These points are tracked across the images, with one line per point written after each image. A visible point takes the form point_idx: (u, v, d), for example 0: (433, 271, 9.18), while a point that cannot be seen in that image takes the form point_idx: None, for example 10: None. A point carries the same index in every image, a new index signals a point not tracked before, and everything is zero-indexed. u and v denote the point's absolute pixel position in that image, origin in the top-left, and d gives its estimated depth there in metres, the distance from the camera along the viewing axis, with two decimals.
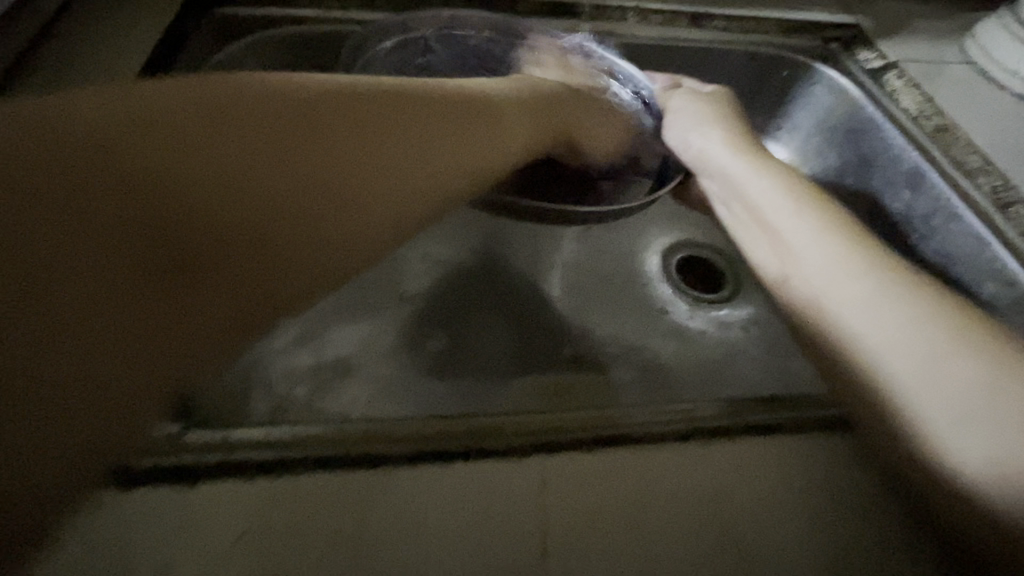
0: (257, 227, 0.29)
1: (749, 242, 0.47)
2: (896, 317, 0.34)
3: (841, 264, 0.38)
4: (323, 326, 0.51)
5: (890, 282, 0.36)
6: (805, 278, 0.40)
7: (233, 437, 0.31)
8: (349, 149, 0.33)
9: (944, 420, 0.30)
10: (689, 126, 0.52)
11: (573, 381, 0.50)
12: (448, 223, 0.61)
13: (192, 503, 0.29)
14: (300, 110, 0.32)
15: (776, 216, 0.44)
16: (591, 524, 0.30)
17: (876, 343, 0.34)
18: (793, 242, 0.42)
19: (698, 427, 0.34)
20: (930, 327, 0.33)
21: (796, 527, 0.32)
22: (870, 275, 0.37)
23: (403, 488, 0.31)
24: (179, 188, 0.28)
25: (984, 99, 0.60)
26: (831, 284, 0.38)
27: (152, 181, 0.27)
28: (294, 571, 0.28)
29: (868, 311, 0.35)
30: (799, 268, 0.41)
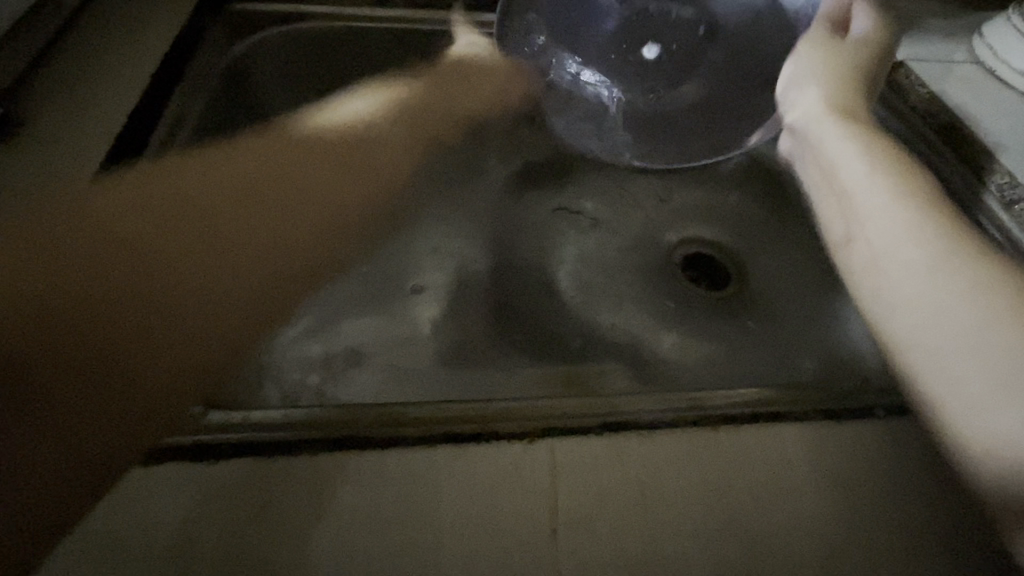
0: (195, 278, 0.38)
1: (818, 204, 0.40)
2: (962, 309, 0.28)
3: (914, 233, 0.32)
4: (334, 318, 0.52)
5: (956, 256, 0.30)
6: (867, 242, 0.34)
7: (252, 418, 0.32)
8: (291, 185, 0.46)
9: (973, 428, 0.27)
10: (798, 77, 0.44)
11: (579, 373, 0.51)
12: (456, 217, 0.62)
13: (210, 482, 0.30)
14: (254, 173, 0.45)
15: (846, 169, 0.37)
16: (597, 508, 0.31)
17: (918, 318, 0.30)
18: (864, 200, 0.35)
19: (703, 415, 0.35)
20: (992, 329, 0.28)
21: (800, 513, 0.32)
22: (936, 243, 0.31)
23: (415, 470, 0.31)
24: (207, 233, 0.40)
25: (991, 99, 0.60)
26: (891, 248, 0.33)
27: (178, 240, 0.39)
28: (310, 546, 0.29)
29: (942, 292, 0.30)
30: (870, 225, 0.34)
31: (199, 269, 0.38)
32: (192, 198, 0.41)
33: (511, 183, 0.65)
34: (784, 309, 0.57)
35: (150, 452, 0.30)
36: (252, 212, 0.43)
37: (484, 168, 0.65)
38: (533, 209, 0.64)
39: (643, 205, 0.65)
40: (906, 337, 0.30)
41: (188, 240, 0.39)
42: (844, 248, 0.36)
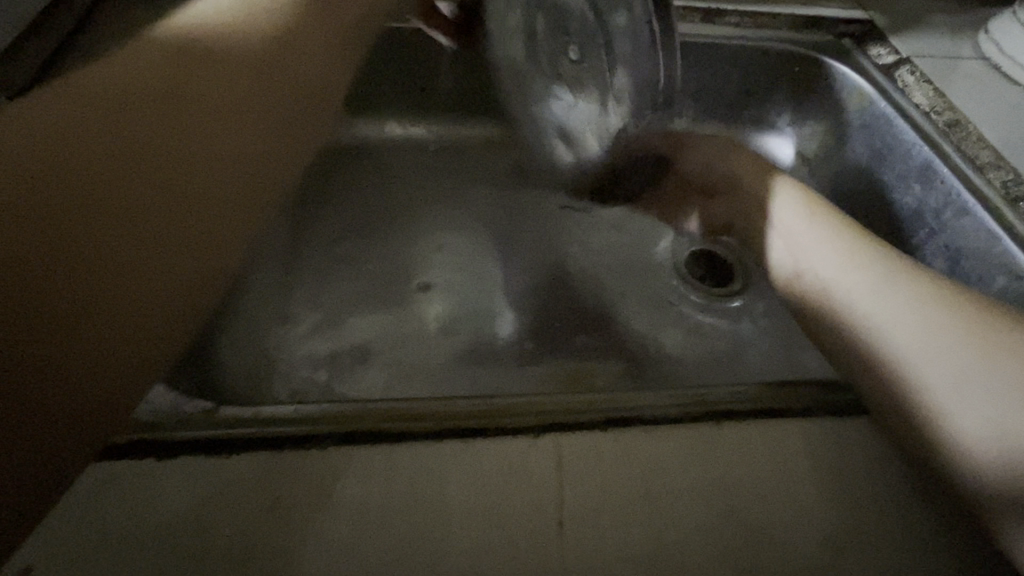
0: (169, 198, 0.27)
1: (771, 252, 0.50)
2: (921, 318, 0.37)
3: (858, 274, 0.42)
4: (342, 315, 0.53)
5: (892, 279, 0.40)
6: (818, 277, 0.44)
7: (263, 414, 0.33)
8: (198, 102, 0.29)
9: (973, 411, 0.34)
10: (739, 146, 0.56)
11: (583, 370, 0.51)
12: (461, 215, 0.62)
13: (224, 475, 0.31)
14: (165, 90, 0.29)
15: (791, 222, 0.48)
16: (603, 500, 0.32)
17: (881, 326, 0.38)
18: (808, 246, 0.46)
19: (707, 411, 0.35)
20: (947, 322, 0.36)
21: (803, 506, 0.33)
22: (874, 264, 0.42)
23: (423, 464, 0.32)
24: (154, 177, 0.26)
25: (996, 95, 0.60)
26: (837, 278, 0.43)
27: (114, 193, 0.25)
28: (320, 537, 0.30)
29: (910, 315, 0.37)
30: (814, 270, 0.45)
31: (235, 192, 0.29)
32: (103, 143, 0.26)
33: (516, 181, 0.65)
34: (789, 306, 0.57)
35: (164, 446, 0.31)
36: (172, 148, 0.28)
37: (490, 165, 0.66)
38: (538, 207, 0.64)
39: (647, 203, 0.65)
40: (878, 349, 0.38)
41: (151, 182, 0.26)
42: (825, 300, 0.43)
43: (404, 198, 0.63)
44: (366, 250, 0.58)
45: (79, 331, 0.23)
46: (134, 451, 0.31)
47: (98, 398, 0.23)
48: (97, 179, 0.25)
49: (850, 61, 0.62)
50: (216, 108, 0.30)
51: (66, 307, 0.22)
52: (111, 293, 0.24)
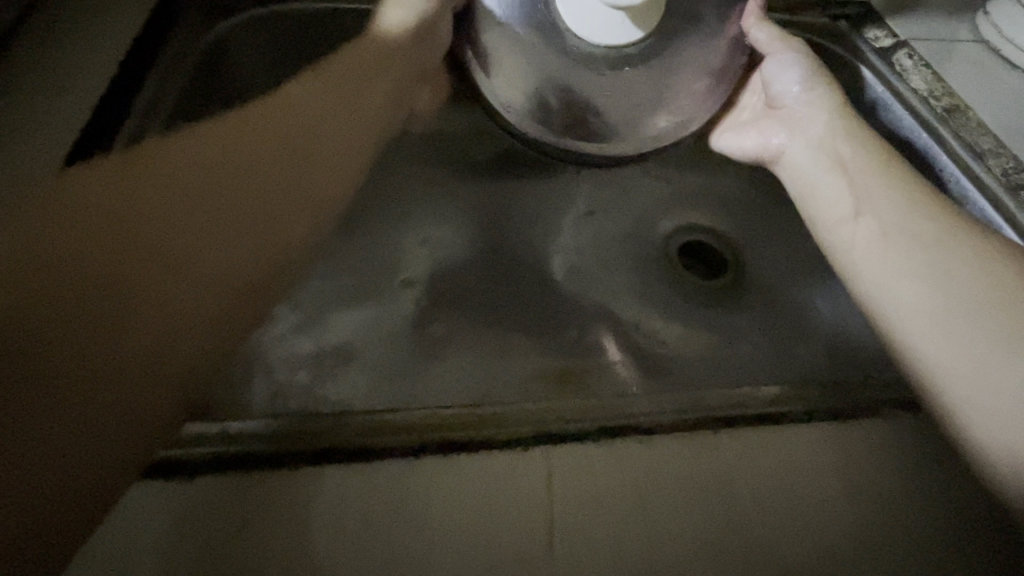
0: (186, 237, 0.30)
1: (818, 204, 0.43)
2: (972, 294, 0.34)
3: (918, 230, 0.37)
4: (322, 314, 0.51)
5: (949, 243, 0.36)
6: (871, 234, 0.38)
7: (230, 431, 0.31)
8: (166, 203, 0.30)
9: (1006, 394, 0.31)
10: (797, 80, 0.46)
11: (575, 368, 0.50)
12: (446, 207, 0.60)
13: (188, 498, 0.29)
14: (123, 196, 0.30)
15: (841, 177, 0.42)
16: (595, 514, 0.30)
17: (935, 311, 0.34)
18: (864, 202, 0.40)
19: (704, 417, 0.34)
20: (994, 303, 0.33)
21: (802, 514, 0.31)
22: (928, 236, 0.37)
23: (402, 482, 0.30)
24: (148, 282, 0.28)
25: (995, 79, 0.58)
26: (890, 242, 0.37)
27: (136, 297, 0.28)
28: (294, 560, 0.28)
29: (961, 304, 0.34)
30: (876, 209, 0.39)
31: (203, 286, 0.29)
32: (88, 254, 0.28)
33: (503, 171, 0.63)
34: (785, 297, 0.55)
35: None
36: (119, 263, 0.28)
37: (476, 156, 0.63)
38: (527, 197, 0.62)
39: (640, 192, 0.63)
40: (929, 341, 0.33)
41: (143, 287, 0.28)
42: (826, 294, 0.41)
43: (388, 189, 0.60)
44: (349, 246, 0.56)
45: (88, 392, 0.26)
46: None
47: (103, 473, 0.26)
48: (94, 301, 0.27)
49: (846, 43, 0.60)
50: (166, 205, 0.30)
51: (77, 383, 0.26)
52: (125, 388, 0.26)
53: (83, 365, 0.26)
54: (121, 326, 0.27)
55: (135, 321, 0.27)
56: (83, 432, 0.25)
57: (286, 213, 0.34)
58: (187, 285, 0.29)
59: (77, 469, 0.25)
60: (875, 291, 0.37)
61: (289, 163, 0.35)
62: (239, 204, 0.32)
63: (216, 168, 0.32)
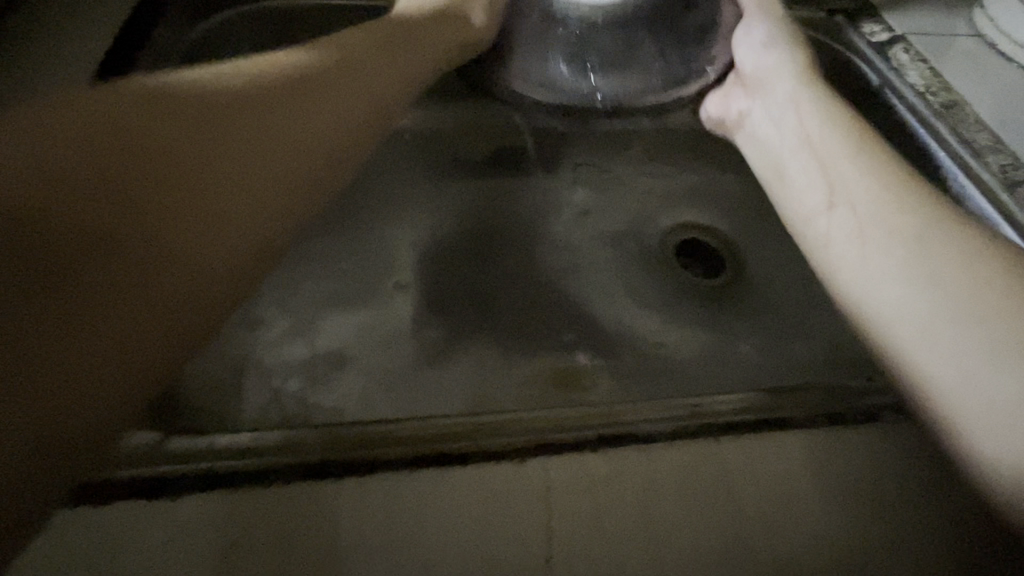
0: (208, 153, 0.25)
1: (793, 195, 0.42)
2: (949, 280, 0.31)
3: (895, 220, 0.35)
4: (314, 318, 0.50)
5: (933, 229, 0.33)
6: (846, 217, 0.37)
7: (217, 444, 0.30)
8: (190, 114, 0.26)
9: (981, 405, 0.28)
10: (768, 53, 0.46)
11: (571, 371, 0.49)
12: (439, 208, 0.59)
13: (174, 518, 0.28)
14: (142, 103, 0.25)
15: (812, 162, 0.41)
16: (594, 526, 0.29)
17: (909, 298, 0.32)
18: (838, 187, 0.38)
19: (703, 423, 0.33)
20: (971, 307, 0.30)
21: (804, 522, 0.31)
22: (910, 216, 0.35)
23: (396, 497, 0.29)
24: (160, 199, 0.23)
25: (992, 74, 0.58)
26: (865, 225, 0.36)
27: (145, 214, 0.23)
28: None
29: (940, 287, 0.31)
30: (848, 201, 0.37)
31: (222, 215, 0.25)
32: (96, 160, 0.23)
33: (497, 170, 0.62)
34: (783, 297, 0.55)
35: (106, 489, 0.28)
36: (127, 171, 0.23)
37: (470, 154, 0.62)
38: (521, 197, 0.61)
39: (637, 190, 0.62)
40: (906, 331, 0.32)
41: (154, 204, 0.23)
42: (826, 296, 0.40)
43: (380, 189, 0.59)
44: (342, 248, 0.55)
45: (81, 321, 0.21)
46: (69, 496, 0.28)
47: (98, 426, 0.21)
48: (97, 215, 0.22)
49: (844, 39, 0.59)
50: (192, 115, 0.26)
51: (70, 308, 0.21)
52: (126, 322, 0.22)
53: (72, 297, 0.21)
54: (120, 256, 0.22)
55: (138, 254, 0.22)
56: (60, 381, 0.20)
57: (319, 153, 0.29)
58: (205, 211, 0.24)
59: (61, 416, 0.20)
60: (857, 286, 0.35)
61: (329, 102, 0.31)
62: (270, 130, 0.28)
63: (254, 89, 0.28)
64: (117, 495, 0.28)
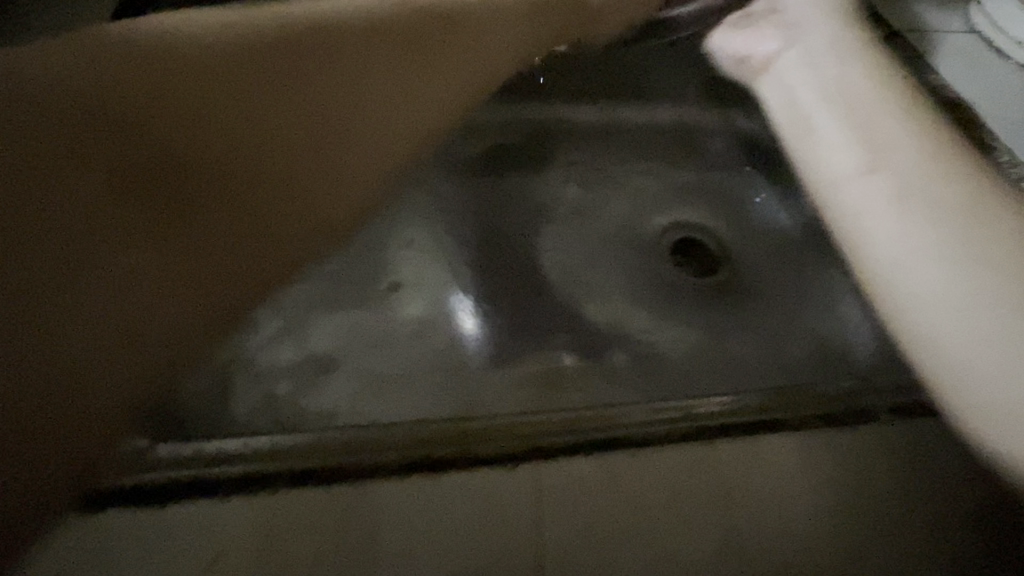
0: (217, 202, 0.35)
1: (817, 144, 0.38)
2: (990, 253, 0.30)
3: (935, 188, 0.32)
4: (306, 320, 0.49)
5: (976, 206, 0.31)
6: (892, 174, 0.34)
7: (206, 450, 0.30)
8: (215, 151, 0.35)
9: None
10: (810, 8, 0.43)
11: (567, 373, 0.48)
12: (433, 207, 0.58)
13: (158, 528, 0.27)
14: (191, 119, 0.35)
15: (853, 115, 0.37)
16: (586, 533, 0.29)
17: (947, 273, 0.30)
18: (880, 145, 0.35)
19: (698, 424, 0.33)
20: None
21: (799, 527, 0.30)
22: (954, 189, 0.32)
23: (386, 504, 0.29)
24: (175, 230, 0.34)
25: (989, 72, 0.57)
26: (909, 190, 0.33)
27: (165, 245, 0.33)
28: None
29: (979, 264, 0.29)
30: (890, 164, 0.34)
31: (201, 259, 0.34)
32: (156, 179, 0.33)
33: (491, 169, 0.61)
34: (778, 296, 0.55)
35: (88, 498, 0.27)
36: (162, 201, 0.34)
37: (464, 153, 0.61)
38: (516, 197, 0.60)
39: (631, 189, 0.62)
40: (939, 302, 0.30)
41: (170, 234, 0.34)
42: None
43: None
44: None
45: (102, 310, 0.31)
46: None
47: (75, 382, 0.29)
48: (142, 233, 0.33)
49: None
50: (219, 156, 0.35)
51: (110, 296, 0.31)
52: (121, 319, 0.31)
53: (122, 287, 0.32)
54: (145, 272, 0.33)
55: (153, 272, 0.33)
56: (81, 344, 0.30)
57: (285, 222, 0.39)
58: (200, 250, 0.34)
59: (97, 360, 0.30)
60: (896, 256, 0.32)
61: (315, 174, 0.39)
62: (261, 189, 0.37)
63: (269, 141, 0.37)
64: (98, 504, 0.27)
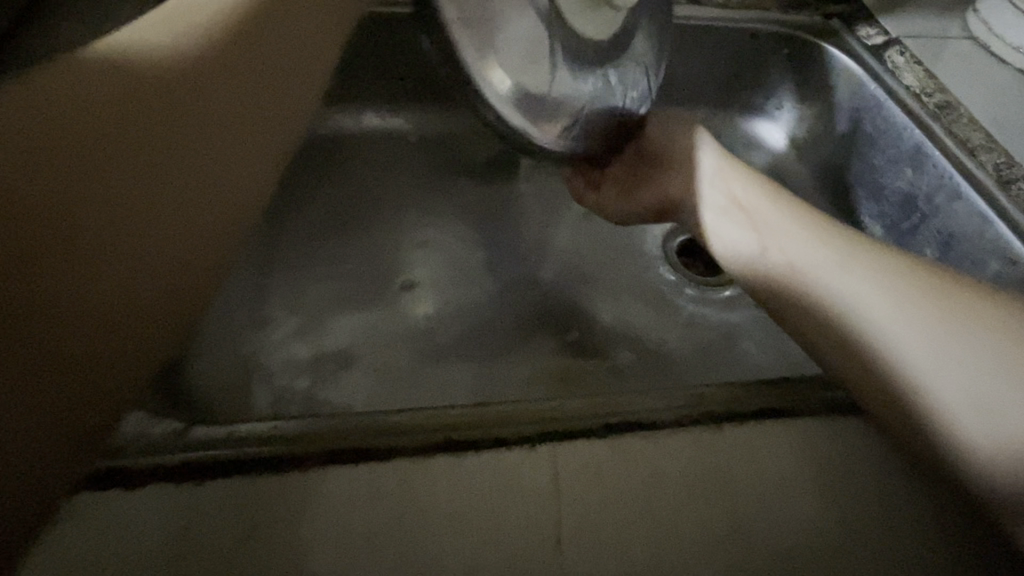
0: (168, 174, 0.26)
1: (732, 239, 0.47)
2: (904, 314, 0.36)
3: (829, 261, 0.40)
4: (322, 318, 0.51)
5: (863, 268, 0.38)
6: (785, 254, 0.42)
7: (237, 433, 0.31)
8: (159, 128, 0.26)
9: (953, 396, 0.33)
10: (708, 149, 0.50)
11: (574, 369, 0.50)
12: (445, 209, 0.60)
13: (195, 504, 0.29)
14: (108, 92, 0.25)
15: (759, 212, 0.45)
16: (600, 512, 0.30)
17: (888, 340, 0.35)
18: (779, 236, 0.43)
19: (704, 411, 0.34)
20: (928, 316, 0.35)
21: (803, 510, 0.32)
22: (845, 265, 0.39)
23: (410, 482, 0.30)
24: (128, 229, 0.24)
25: (986, 75, 0.59)
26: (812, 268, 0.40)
27: (116, 248, 0.24)
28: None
29: (901, 321, 0.36)
30: (787, 249, 0.42)
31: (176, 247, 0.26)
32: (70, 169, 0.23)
33: (500, 173, 0.63)
34: None
35: (129, 476, 0.29)
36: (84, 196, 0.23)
37: (474, 157, 0.63)
38: (525, 199, 0.62)
39: None
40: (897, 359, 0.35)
41: (125, 234, 0.24)
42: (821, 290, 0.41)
43: (383, 191, 0.60)
44: (349, 249, 0.56)
45: (77, 346, 0.23)
46: (93, 483, 0.29)
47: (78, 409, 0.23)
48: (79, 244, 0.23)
49: (830, 85, 0.62)
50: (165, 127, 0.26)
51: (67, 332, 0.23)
52: (105, 351, 0.24)
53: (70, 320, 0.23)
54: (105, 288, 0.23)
55: (119, 280, 0.24)
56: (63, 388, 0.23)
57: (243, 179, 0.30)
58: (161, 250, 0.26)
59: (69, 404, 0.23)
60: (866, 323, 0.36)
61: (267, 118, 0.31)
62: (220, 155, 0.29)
63: (222, 105, 0.29)
64: (138, 482, 0.29)
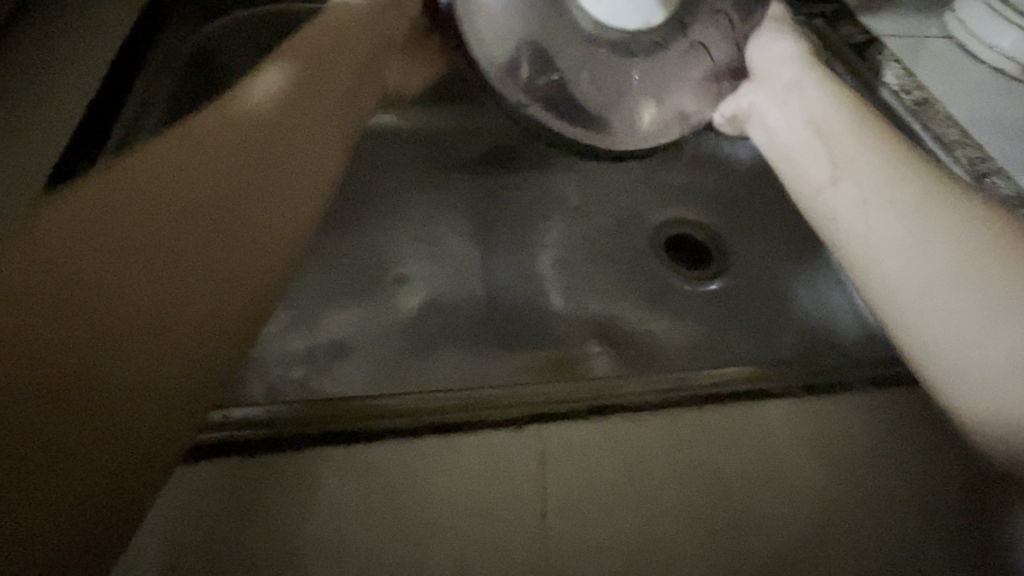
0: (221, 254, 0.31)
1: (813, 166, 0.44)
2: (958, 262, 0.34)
3: (898, 199, 0.38)
4: (316, 311, 0.52)
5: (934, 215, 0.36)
6: (856, 184, 0.40)
7: (233, 417, 0.32)
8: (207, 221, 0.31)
9: (992, 362, 0.32)
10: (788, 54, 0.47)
11: (565, 359, 0.51)
12: (437, 204, 0.61)
13: (194, 484, 0.30)
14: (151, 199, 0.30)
15: (836, 136, 0.42)
16: (584, 489, 0.32)
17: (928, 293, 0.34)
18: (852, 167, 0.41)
19: (688, 394, 0.35)
20: (974, 266, 0.34)
21: (778, 487, 0.33)
22: (918, 206, 0.37)
23: (401, 461, 0.31)
24: (112, 342, 0.26)
25: (962, 73, 0.61)
26: (872, 212, 0.38)
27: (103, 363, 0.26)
28: (295, 554, 0.29)
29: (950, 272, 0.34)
30: (855, 176, 0.40)
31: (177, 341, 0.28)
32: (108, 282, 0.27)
33: (491, 169, 0.64)
34: (765, 286, 0.58)
35: None
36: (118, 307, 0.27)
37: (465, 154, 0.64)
38: (515, 194, 0.63)
39: (625, 186, 0.65)
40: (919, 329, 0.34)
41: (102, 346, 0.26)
42: None
43: (376, 187, 0.61)
44: (343, 243, 0.56)
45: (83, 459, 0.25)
46: None
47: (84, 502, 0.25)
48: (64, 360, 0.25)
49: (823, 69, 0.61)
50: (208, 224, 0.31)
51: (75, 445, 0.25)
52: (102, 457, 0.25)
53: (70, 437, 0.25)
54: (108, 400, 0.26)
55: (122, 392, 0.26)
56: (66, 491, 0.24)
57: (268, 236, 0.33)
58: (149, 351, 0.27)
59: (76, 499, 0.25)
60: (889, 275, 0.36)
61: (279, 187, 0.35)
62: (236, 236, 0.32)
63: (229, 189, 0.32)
64: None
